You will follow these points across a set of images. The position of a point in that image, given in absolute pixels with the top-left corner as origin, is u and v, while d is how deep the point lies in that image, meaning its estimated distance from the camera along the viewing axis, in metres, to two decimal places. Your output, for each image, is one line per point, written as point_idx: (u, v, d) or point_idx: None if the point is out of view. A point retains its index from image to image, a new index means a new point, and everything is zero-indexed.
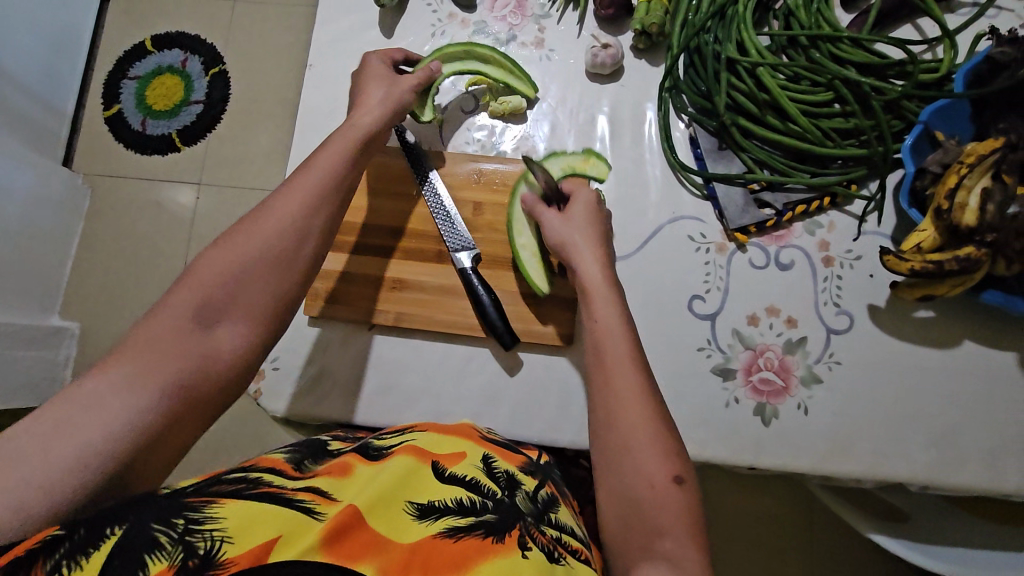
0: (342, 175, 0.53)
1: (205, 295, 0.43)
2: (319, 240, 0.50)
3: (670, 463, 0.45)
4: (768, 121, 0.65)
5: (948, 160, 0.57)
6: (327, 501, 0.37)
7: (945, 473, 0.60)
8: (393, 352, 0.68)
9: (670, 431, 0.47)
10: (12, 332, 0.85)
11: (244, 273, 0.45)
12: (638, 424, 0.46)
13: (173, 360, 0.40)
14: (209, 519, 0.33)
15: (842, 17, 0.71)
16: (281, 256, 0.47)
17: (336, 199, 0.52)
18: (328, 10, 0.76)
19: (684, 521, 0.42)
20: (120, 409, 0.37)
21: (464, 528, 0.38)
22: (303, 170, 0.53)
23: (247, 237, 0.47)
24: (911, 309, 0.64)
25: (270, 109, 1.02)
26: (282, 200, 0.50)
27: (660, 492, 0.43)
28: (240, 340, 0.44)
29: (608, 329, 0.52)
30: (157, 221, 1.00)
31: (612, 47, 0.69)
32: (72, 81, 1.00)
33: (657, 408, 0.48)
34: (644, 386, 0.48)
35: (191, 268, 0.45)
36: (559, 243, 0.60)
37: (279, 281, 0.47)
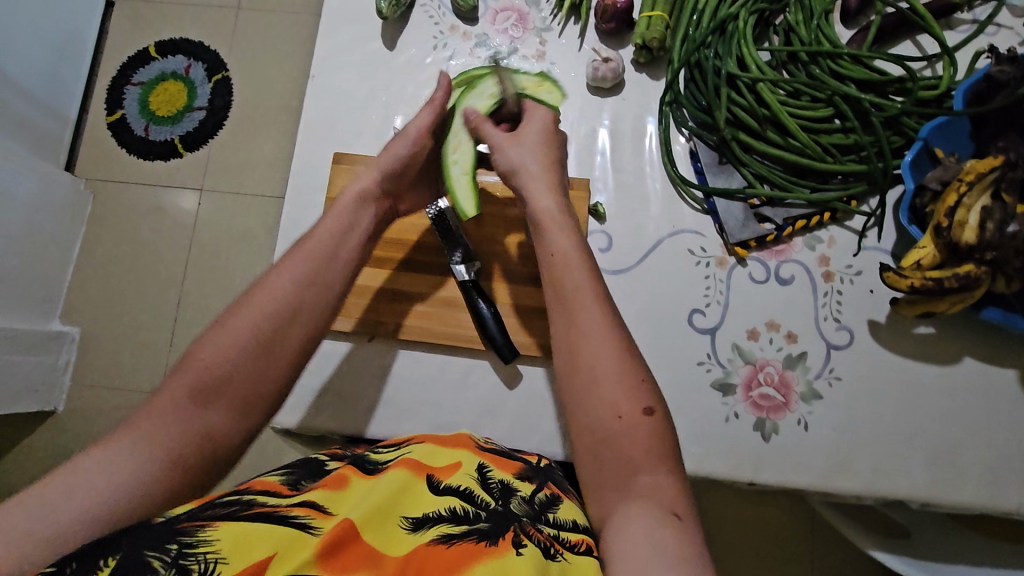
0: (342, 242, 0.54)
1: (202, 377, 0.44)
2: (315, 316, 0.50)
3: (638, 396, 0.45)
4: (768, 136, 0.65)
5: (948, 177, 0.57)
6: (324, 514, 0.37)
7: (945, 491, 0.59)
8: (392, 364, 0.68)
9: (634, 361, 0.47)
10: (12, 338, 0.85)
11: (249, 354, 0.46)
12: (601, 355, 0.46)
13: (169, 438, 0.42)
14: (203, 543, 0.33)
15: (842, 33, 0.71)
16: (286, 341, 0.48)
17: (338, 268, 0.52)
18: (331, 21, 0.77)
19: (659, 454, 0.43)
20: (114, 483, 0.38)
21: (458, 535, 0.38)
22: (308, 235, 0.53)
23: (256, 317, 0.47)
24: (911, 325, 0.64)
25: (273, 116, 1.02)
26: (282, 275, 0.50)
27: (629, 420, 0.44)
28: (236, 418, 0.44)
29: (568, 255, 0.50)
30: (158, 227, 1.00)
31: (612, 62, 0.70)
32: (76, 86, 1.00)
33: (622, 337, 0.48)
34: (606, 317, 0.48)
35: (193, 347, 0.46)
36: (512, 167, 0.56)
37: (272, 361, 0.47)
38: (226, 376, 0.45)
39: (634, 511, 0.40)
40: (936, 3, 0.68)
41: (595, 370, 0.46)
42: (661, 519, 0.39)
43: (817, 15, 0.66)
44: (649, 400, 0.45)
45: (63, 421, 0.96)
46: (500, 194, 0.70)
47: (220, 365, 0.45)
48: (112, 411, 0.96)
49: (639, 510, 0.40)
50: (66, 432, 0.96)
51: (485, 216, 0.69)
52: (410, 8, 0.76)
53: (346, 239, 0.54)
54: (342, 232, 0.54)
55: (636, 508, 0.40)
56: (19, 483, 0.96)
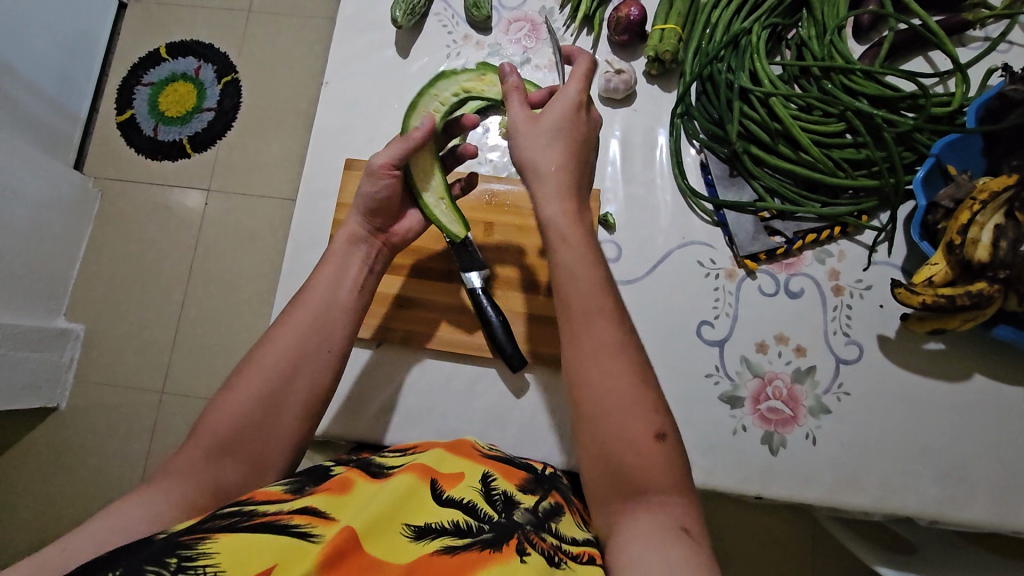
0: (347, 287, 0.54)
1: (215, 439, 0.45)
2: (320, 368, 0.50)
3: (652, 420, 0.43)
4: (780, 150, 0.65)
5: (961, 195, 0.57)
6: (326, 522, 0.37)
7: (954, 508, 0.59)
8: (400, 370, 0.68)
9: (646, 383, 0.45)
10: (18, 335, 0.86)
11: (259, 408, 0.47)
12: (616, 379, 0.44)
13: (185, 489, 0.43)
14: (203, 556, 0.32)
15: (854, 48, 0.71)
16: (293, 391, 0.48)
17: (343, 315, 0.52)
18: (344, 28, 0.77)
19: (673, 477, 0.42)
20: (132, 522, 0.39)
21: (461, 546, 0.39)
22: (311, 281, 0.53)
23: (263, 370, 0.48)
24: (921, 341, 0.64)
25: (282, 119, 1.02)
26: (285, 328, 0.50)
27: (643, 444, 0.42)
28: (249, 473, 0.45)
29: (578, 273, 0.48)
30: (165, 226, 1.00)
31: (625, 74, 0.70)
32: (87, 85, 1.01)
33: (635, 360, 0.46)
34: (618, 335, 0.46)
35: (208, 408, 0.47)
36: (534, 159, 0.51)
37: (280, 418, 0.47)
38: (239, 435, 0.46)
39: (644, 523, 0.39)
40: (949, 21, 0.68)
41: (609, 394, 0.44)
42: (674, 536, 0.38)
43: (830, 30, 0.66)
44: (661, 424, 0.43)
45: (65, 419, 0.96)
46: (510, 203, 0.70)
47: (232, 424, 0.46)
48: (114, 410, 0.96)
49: (650, 525, 0.39)
50: (67, 430, 0.96)
51: (496, 225, 0.69)
52: (424, 16, 0.76)
53: (348, 284, 0.54)
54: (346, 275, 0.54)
55: (645, 522, 0.39)
56: (20, 480, 0.96)
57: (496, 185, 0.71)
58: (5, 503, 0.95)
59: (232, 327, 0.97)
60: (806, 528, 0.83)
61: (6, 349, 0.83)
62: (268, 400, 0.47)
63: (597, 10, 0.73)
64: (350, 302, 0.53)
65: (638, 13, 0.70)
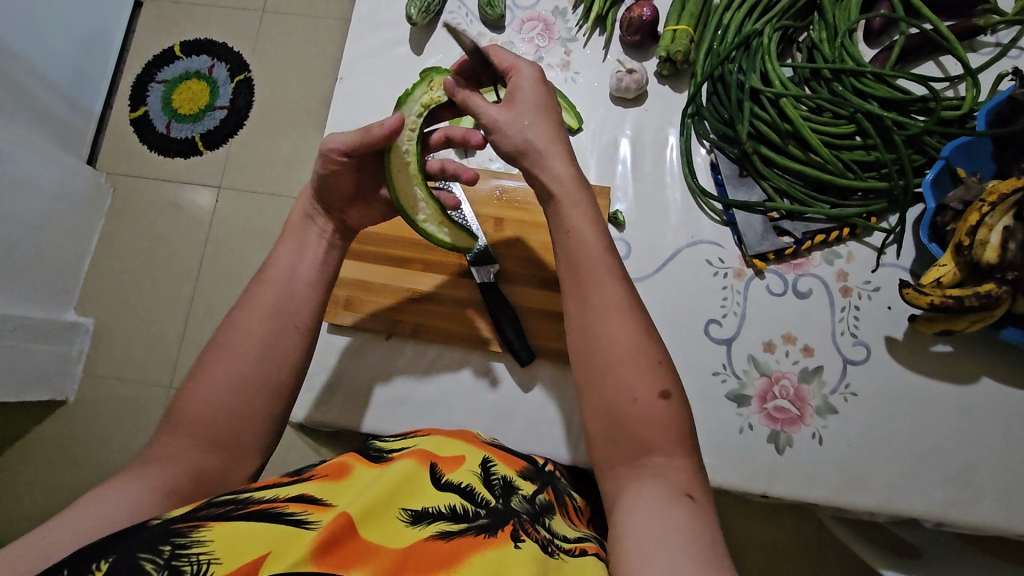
0: (309, 264, 0.53)
1: (190, 428, 0.44)
2: (289, 347, 0.49)
3: (654, 380, 0.43)
4: (790, 151, 0.66)
5: (970, 197, 0.58)
6: (321, 509, 0.37)
7: (961, 510, 0.59)
8: (408, 363, 0.68)
9: (652, 344, 0.45)
10: (28, 325, 0.87)
11: (227, 392, 0.45)
12: (619, 339, 0.44)
13: (168, 472, 0.41)
14: (196, 544, 0.31)
15: (865, 52, 0.72)
16: (257, 370, 0.47)
17: (308, 292, 0.52)
18: (359, 26, 0.78)
19: (674, 435, 0.42)
20: (124, 501, 0.37)
21: (456, 531, 0.38)
22: (268, 263, 0.52)
23: (221, 357, 0.47)
24: (929, 343, 0.64)
25: (294, 116, 1.03)
26: (247, 314, 0.49)
27: (645, 404, 0.42)
28: (228, 457, 0.44)
29: (580, 237, 0.48)
30: (175, 221, 1.01)
31: (637, 73, 0.71)
32: (101, 82, 1.03)
33: (639, 322, 0.45)
34: (622, 297, 0.46)
35: (173, 401, 0.45)
36: (517, 150, 0.51)
37: (253, 400, 0.46)
38: (211, 419, 0.44)
39: (647, 490, 0.40)
40: (960, 26, 0.69)
41: (613, 355, 0.44)
42: (675, 501, 0.38)
43: (841, 33, 0.67)
44: (665, 383, 0.43)
45: (72, 411, 0.97)
46: (520, 199, 0.71)
47: (202, 412, 0.44)
48: (122, 402, 0.97)
49: (653, 492, 0.39)
50: (75, 422, 0.97)
51: (506, 220, 0.70)
52: (437, 16, 0.77)
53: (310, 263, 0.53)
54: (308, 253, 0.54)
55: (649, 488, 0.40)
56: (28, 471, 0.97)
57: (506, 181, 0.72)
58: (13, 493, 0.96)
59: None
60: (810, 532, 0.83)
61: (16, 341, 0.84)
62: (233, 382, 0.46)
63: (610, 10, 0.74)
64: (315, 280, 0.53)
65: (650, 13, 0.71)
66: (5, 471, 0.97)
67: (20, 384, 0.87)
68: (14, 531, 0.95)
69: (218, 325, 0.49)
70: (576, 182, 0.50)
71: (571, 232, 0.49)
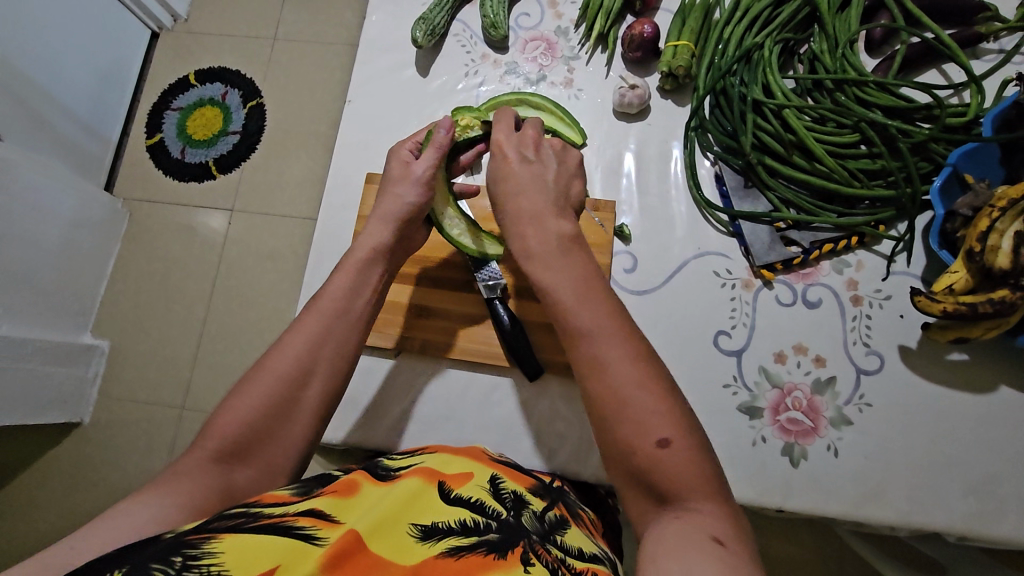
0: (364, 293, 0.53)
1: (226, 443, 0.44)
2: (332, 374, 0.49)
3: (655, 426, 0.38)
4: (795, 161, 0.65)
5: (980, 203, 0.57)
6: (331, 523, 0.37)
7: (983, 525, 0.58)
8: (418, 379, 0.69)
9: (651, 384, 0.40)
10: (45, 348, 0.88)
11: (267, 417, 0.45)
12: (614, 391, 0.40)
13: (195, 487, 0.41)
14: (207, 555, 0.31)
15: (867, 62, 0.72)
16: (298, 400, 0.47)
17: (355, 323, 0.52)
18: (367, 51, 0.80)
19: (690, 481, 0.37)
20: (146, 514, 0.38)
21: (466, 547, 0.38)
22: (325, 287, 0.52)
23: (265, 379, 0.46)
24: (944, 351, 0.63)
25: (304, 140, 1.05)
26: (298, 335, 0.49)
27: (654, 456, 0.38)
28: (257, 479, 0.44)
29: (560, 292, 0.44)
30: (189, 243, 1.03)
31: (639, 88, 0.71)
32: (119, 110, 1.06)
33: (638, 364, 0.40)
34: (615, 344, 0.41)
35: (215, 410, 0.46)
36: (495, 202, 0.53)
37: (290, 422, 0.46)
38: (250, 438, 0.45)
39: (667, 535, 0.35)
40: (962, 34, 0.69)
41: (613, 409, 0.40)
42: (698, 543, 0.33)
43: (842, 44, 0.67)
44: (667, 428, 0.38)
45: (88, 433, 0.98)
46: None
47: (242, 429, 0.44)
48: (136, 424, 0.97)
49: (672, 538, 0.35)
50: (90, 444, 0.98)
51: None
52: (443, 37, 0.79)
53: (366, 291, 0.54)
54: (365, 285, 0.54)
55: (671, 534, 0.35)
56: (45, 493, 0.97)
57: None
58: (29, 516, 0.97)
59: (251, 342, 0.98)
60: (835, 554, 0.80)
61: (33, 363, 0.86)
62: (274, 406, 0.46)
63: (612, 27, 0.75)
64: (364, 312, 0.53)
65: (650, 30, 0.72)
66: (22, 495, 0.98)
67: (38, 406, 0.88)
68: (29, 553, 0.95)
69: (268, 346, 0.49)
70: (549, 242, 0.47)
71: (552, 285, 0.45)
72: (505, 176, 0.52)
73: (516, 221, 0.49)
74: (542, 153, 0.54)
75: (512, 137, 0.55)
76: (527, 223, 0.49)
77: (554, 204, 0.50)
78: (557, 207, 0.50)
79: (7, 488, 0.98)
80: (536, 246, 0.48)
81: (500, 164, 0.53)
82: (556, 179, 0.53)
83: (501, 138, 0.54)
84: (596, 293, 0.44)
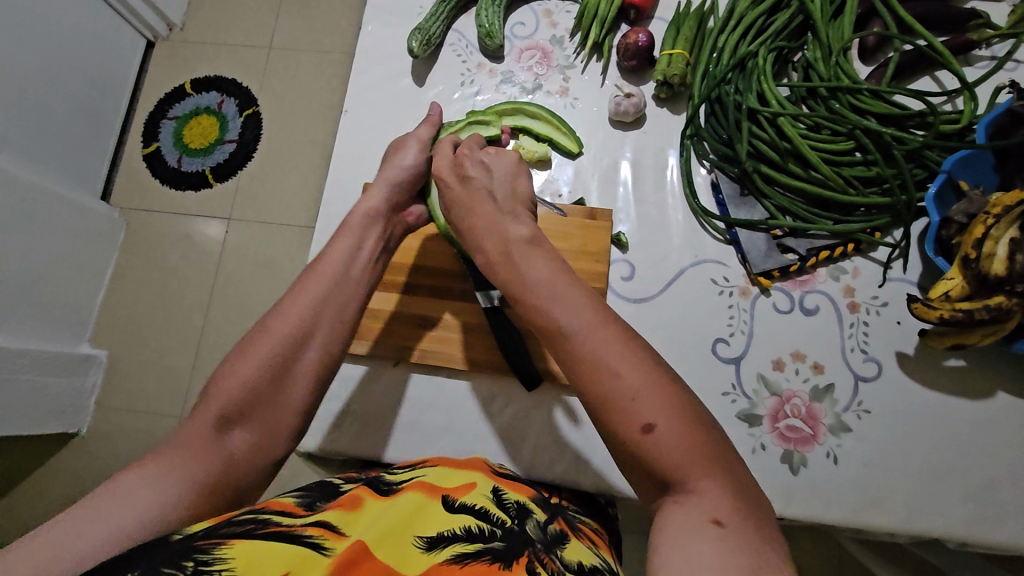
0: (360, 264, 0.53)
1: (225, 410, 0.43)
2: (332, 338, 0.48)
3: (636, 411, 0.36)
4: (790, 169, 0.66)
5: (974, 210, 0.58)
6: (336, 535, 0.37)
7: (983, 530, 0.58)
8: (417, 390, 0.68)
9: (631, 361, 0.37)
10: (42, 360, 0.88)
11: (264, 382, 0.45)
12: (595, 382, 0.38)
13: (195, 462, 0.42)
14: (218, 561, 0.31)
15: (861, 69, 0.73)
16: (295, 363, 0.46)
17: (354, 287, 0.52)
18: (363, 61, 0.81)
19: (684, 460, 0.35)
20: (150, 498, 0.38)
21: (472, 554, 0.38)
22: (323, 252, 0.52)
23: (262, 343, 0.46)
24: (941, 357, 0.63)
25: (301, 149, 1.05)
26: (297, 299, 0.48)
27: (642, 445, 0.36)
28: (257, 446, 0.45)
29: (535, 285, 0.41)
30: (186, 253, 1.03)
31: (635, 97, 0.72)
32: (115, 121, 1.06)
33: (619, 345, 0.38)
34: (595, 336, 0.38)
35: (215, 374, 0.45)
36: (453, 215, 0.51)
37: (290, 388, 0.46)
38: (248, 404, 0.44)
39: (669, 523, 0.35)
40: (955, 41, 0.69)
41: (597, 401, 0.38)
42: (696, 531, 0.33)
43: (835, 52, 0.68)
44: (649, 413, 0.36)
45: (85, 445, 0.98)
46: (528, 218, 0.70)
47: (240, 397, 0.44)
48: (134, 435, 0.97)
49: (675, 526, 0.34)
50: (88, 457, 0.97)
51: None
52: (438, 47, 0.79)
53: (361, 259, 0.53)
54: (360, 256, 0.53)
55: (673, 522, 0.34)
56: (42, 506, 0.97)
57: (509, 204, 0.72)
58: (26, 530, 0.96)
59: None
60: (836, 560, 0.80)
61: (30, 376, 0.85)
62: (271, 370, 0.45)
63: (606, 36, 0.76)
64: (362, 280, 0.53)
65: (645, 39, 0.72)
66: (19, 508, 0.97)
67: (35, 419, 0.88)
68: None
69: (264, 313, 0.48)
70: (517, 235, 0.45)
71: (521, 283, 0.42)
72: (453, 199, 0.52)
73: (476, 234, 0.48)
74: (483, 164, 0.53)
75: (448, 162, 0.54)
76: (485, 231, 0.47)
77: (505, 209, 0.48)
78: (510, 212, 0.48)
79: (5, 501, 0.98)
80: (495, 252, 0.45)
81: (454, 189, 0.52)
82: (501, 184, 0.51)
83: (465, 157, 0.54)
84: (567, 285, 0.41)
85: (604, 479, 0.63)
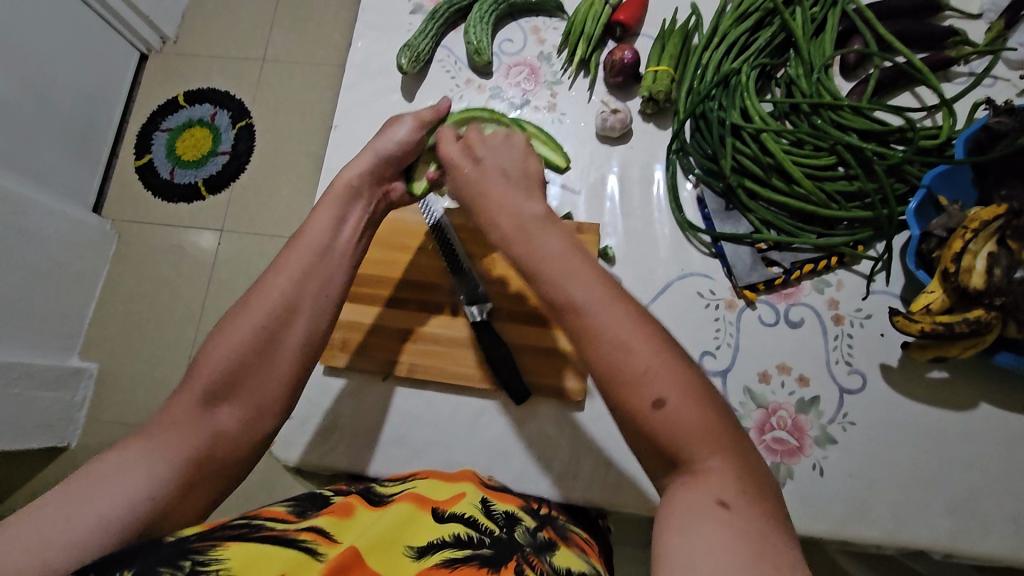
0: (344, 235, 0.52)
1: (212, 385, 0.44)
2: (317, 312, 0.48)
3: (645, 385, 0.37)
4: (773, 183, 0.67)
5: (953, 224, 0.58)
6: (328, 541, 0.37)
7: (967, 541, 0.58)
8: (405, 404, 0.68)
9: (647, 334, 0.38)
10: (32, 372, 0.87)
11: (244, 361, 0.45)
12: (608, 347, 0.38)
13: (183, 438, 0.42)
14: (214, 561, 0.31)
15: (843, 85, 0.74)
16: (272, 340, 0.46)
17: (338, 263, 0.51)
18: (354, 76, 0.81)
19: (696, 437, 0.36)
20: (140, 479, 0.39)
21: (461, 559, 0.38)
22: (306, 225, 0.51)
23: (243, 321, 0.46)
24: (925, 369, 0.64)
25: (293, 161, 1.06)
26: (279, 274, 0.48)
27: (654, 420, 0.36)
28: (246, 423, 0.45)
29: (543, 264, 0.41)
30: (178, 263, 1.03)
31: (621, 112, 0.73)
32: (107, 132, 1.06)
33: (632, 313, 0.39)
34: (611, 304, 0.39)
35: (199, 353, 0.46)
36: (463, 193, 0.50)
37: (274, 365, 0.46)
38: (232, 379, 0.44)
39: (676, 501, 0.35)
40: (933, 58, 0.71)
41: (609, 381, 0.38)
42: (703, 517, 0.33)
43: (817, 69, 0.69)
44: (661, 388, 0.36)
45: (73, 458, 0.97)
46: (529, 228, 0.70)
47: (224, 370, 0.44)
48: None
49: (681, 509, 0.34)
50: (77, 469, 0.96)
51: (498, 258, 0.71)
52: (428, 62, 0.80)
53: (346, 230, 0.52)
54: (344, 224, 0.52)
55: (681, 507, 0.35)
56: None
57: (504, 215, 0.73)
58: None
59: None
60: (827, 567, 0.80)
61: (20, 388, 0.85)
62: (250, 348, 0.45)
63: (593, 53, 0.77)
64: (349, 250, 0.52)
65: (631, 56, 0.73)
66: None
67: (24, 432, 0.87)
68: None
69: (247, 288, 0.48)
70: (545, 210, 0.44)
71: (534, 263, 0.41)
72: (465, 182, 0.49)
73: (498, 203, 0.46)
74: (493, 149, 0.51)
75: (457, 147, 0.52)
76: (501, 210, 0.45)
77: (519, 186, 0.47)
78: (524, 188, 0.47)
79: None
80: (510, 224, 0.44)
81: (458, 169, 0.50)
82: (512, 161, 0.49)
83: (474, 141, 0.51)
84: (579, 257, 0.41)
85: (593, 491, 0.63)
